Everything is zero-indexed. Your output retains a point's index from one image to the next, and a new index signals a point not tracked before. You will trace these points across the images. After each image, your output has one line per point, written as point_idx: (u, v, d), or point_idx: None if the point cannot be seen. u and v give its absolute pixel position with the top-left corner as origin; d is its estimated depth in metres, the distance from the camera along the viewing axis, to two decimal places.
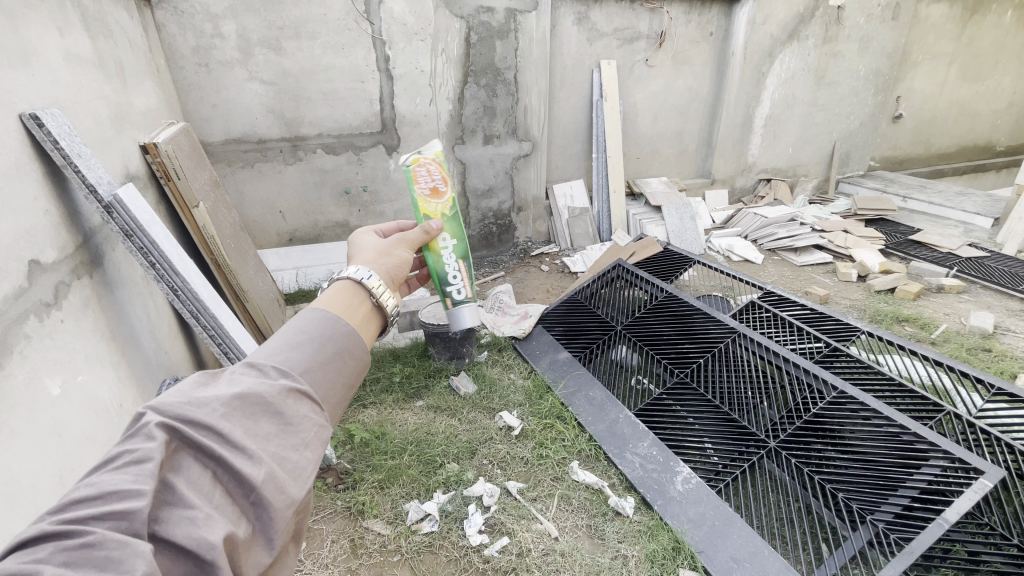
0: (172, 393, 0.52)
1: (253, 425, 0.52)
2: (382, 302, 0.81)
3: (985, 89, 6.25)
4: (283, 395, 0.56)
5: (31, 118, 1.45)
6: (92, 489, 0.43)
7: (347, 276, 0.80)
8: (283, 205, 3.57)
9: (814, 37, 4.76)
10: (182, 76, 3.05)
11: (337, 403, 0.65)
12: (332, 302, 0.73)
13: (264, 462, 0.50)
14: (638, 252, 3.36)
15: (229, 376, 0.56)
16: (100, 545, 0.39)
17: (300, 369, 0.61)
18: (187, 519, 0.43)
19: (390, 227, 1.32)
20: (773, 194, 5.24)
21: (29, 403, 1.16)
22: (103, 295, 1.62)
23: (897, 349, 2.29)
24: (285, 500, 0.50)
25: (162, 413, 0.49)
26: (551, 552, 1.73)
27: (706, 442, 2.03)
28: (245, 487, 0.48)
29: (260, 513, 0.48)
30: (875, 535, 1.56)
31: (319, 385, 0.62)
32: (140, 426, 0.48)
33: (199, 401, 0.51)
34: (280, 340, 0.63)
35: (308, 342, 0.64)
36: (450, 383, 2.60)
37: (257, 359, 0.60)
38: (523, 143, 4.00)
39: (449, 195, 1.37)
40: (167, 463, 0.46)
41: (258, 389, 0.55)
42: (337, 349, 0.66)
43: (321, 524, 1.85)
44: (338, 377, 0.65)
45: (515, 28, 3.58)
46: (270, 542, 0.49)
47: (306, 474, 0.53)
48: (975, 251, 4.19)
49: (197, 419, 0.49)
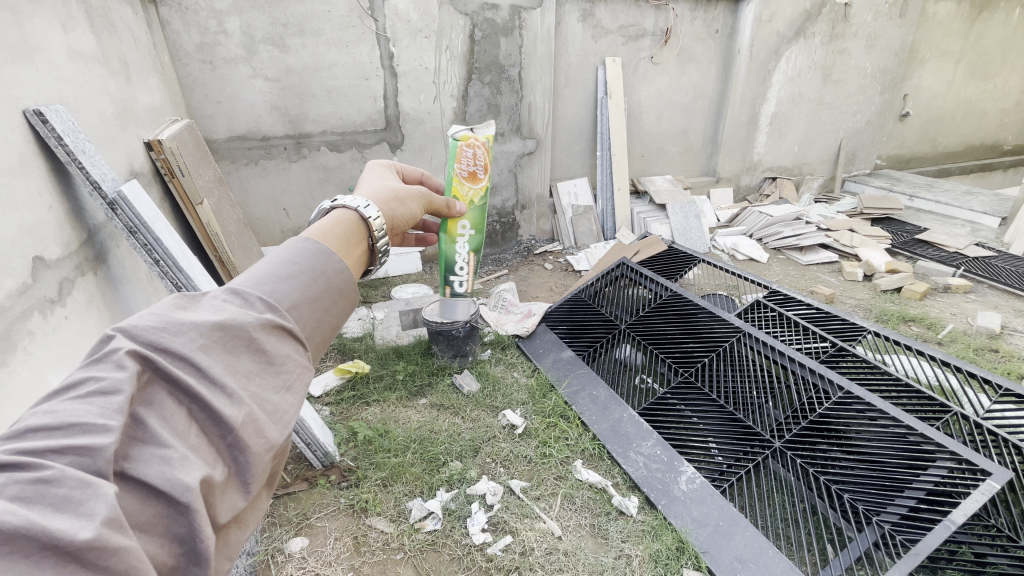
0: (144, 317, 0.47)
1: (234, 360, 0.48)
2: (377, 245, 0.79)
3: (993, 87, 6.18)
4: (267, 330, 0.51)
5: (35, 114, 1.46)
6: (53, 418, 0.39)
7: (351, 207, 0.77)
8: (288, 202, 3.58)
9: (822, 34, 4.71)
10: (187, 74, 3.06)
11: (321, 343, 0.60)
12: (327, 236, 0.69)
13: (245, 402, 0.46)
14: (643, 250, 3.33)
15: (209, 303, 0.51)
16: (57, 482, 0.35)
17: (288, 305, 0.56)
18: (160, 459, 0.39)
19: (415, 171, 1.33)
20: (778, 193, 5.15)
21: (32, 399, 1.16)
22: (107, 290, 1.62)
23: (904, 349, 2.26)
24: (264, 444, 0.46)
25: (133, 339, 0.45)
26: (555, 551, 1.72)
27: (710, 442, 2.02)
28: (223, 428, 0.44)
29: (237, 456, 0.44)
30: (881, 536, 1.54)
31: (305, 323, 0.57)
32: (108, 351, 0.43)
33: (176, 329, 0.46)
34: (266, 271, 0.58)
35: (297, 277, 0.59)
36: (454, 381, 2.59)
37: (239, 288, 0.55)
38: (527, 141, 3.98)
39: (483, 182, 1.49)
40: (137, 396, 0.42)
41: (241, 321, 0.50)
42: (327, 287, 0.61)
43: (324, 521, 1.86)
44: (325, 316, 0.61)
45: (520, 25, 3.56)
46: (245, 486, 0.45)
47: (288, 417, 0.49)
48: (982, 250, 4.15)
49: (172, 349, 0.45)
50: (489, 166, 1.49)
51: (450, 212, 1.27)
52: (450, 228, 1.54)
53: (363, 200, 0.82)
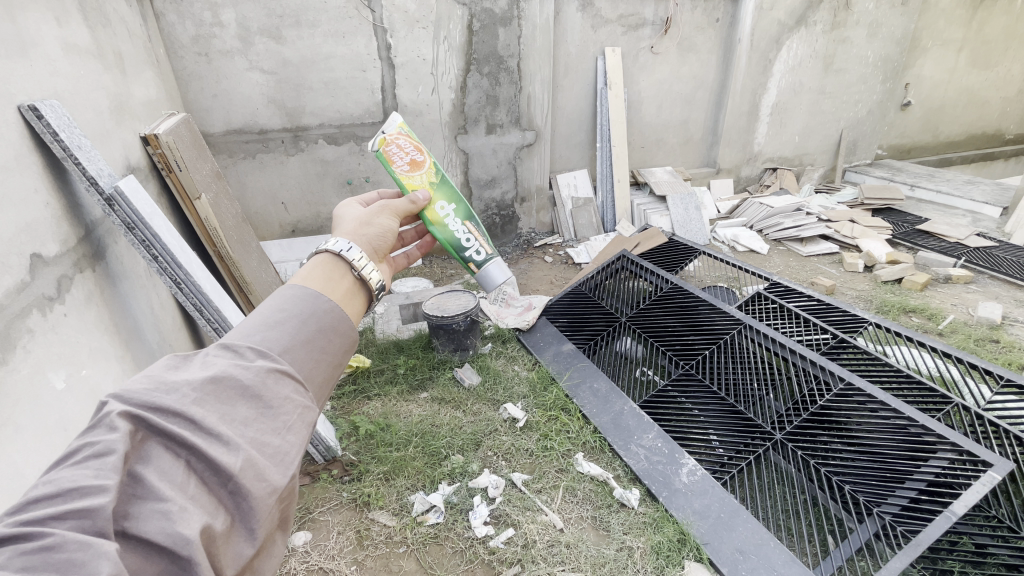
0: (137, 381, 0.47)
1: (229, 410, 0.47)
2: (364, 275, 0.72)
3: (996, 76, 6.12)
4: (262, 376, 0.50)
5: (30, 110, 1.44)
6: (52, 486, 0.39)
7: (326, 249, 0.71)
8: (286, 196, 3.56)
9: (824, 22, 4.65)
10: (182, 66, 3.03)
11: (324, 383, 0.59)
12: (310, 278, 0.66)
13: (243, 449, 0.45)
14: (643, 243, 3.29)
15: (202, 359, 0.51)
16: (59, 547, 0.35)
17: (281, 347, 0.55)
18: (159, 514, 0.39)
19: (369, 194, 1.23)
20: (779, 183, 5.16)
21: (31, 397, 1.14)
22: (105, 287, 1.61)
23: (905, 340, 2.26)
24: (265, 488, 0.45)
25: (126, 401, 0.45)
26: (557, 543, 1.74)
27: (711, 434, 2.03)
28: (222, 476, 0.44)
29: (240, 503, 0.44)
30: (882, 527, 1.55)
31: (303, 364, 0.56)
32: (102, 414, 0.43)
33: (168, 387, 0.46)
34: (256, 320, 0.57)
35: (287, 320, 0.57)
36: (455, 375, 2.58)
37: (231, 341, 0.54)
38: (526, 133, 3.93)
39: (428, 163, 1.35)
40: (132, 454, 0.42)
41: (232, 372, 0.49)
42: (321, 327, 0.59)
43: (326, 515, 1.87)
44: (324, 356, 0.59)
45: (519, 15, 3.51)
46: (251, 533, 0.44)
47: (290, 459, 0.48)
48: (984, 240, 4.14)
49: (165, 406, 0.45)
50: (420, 142, 1.34)
51: (417, 206, 1.14)
52: (431, 218, 1.35)
53: (344, 240, 0.75)
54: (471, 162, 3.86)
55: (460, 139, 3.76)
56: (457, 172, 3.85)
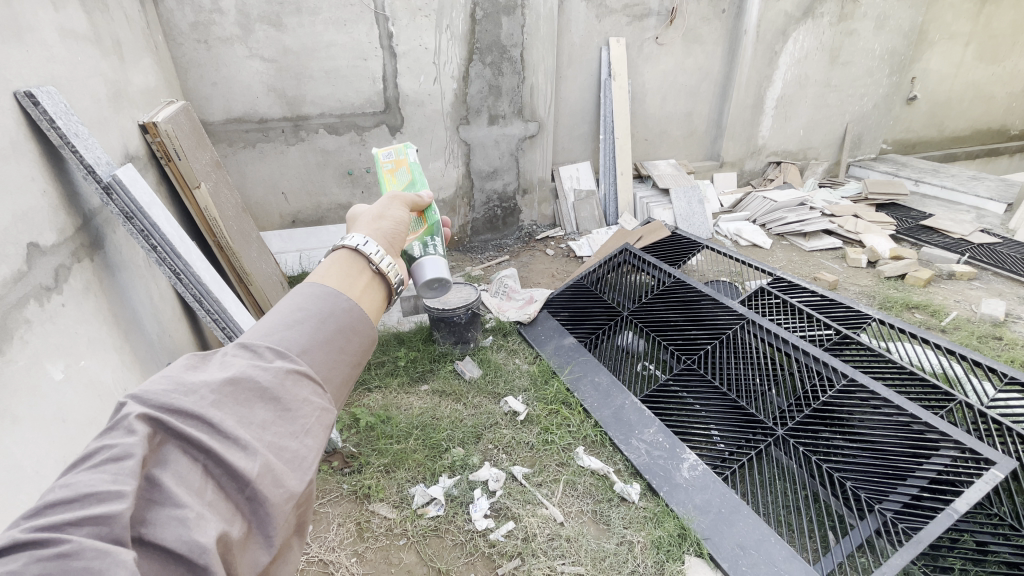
0: (156, 381, 0.46)
1: (247, 412, 0.46)
2: (383, 269, 0.70)
3: (1003, 71, 6.05)
4: (280, 378, 0.49)
5: (26, 96, 1.41)
6: (69, 490, 0.38)
7: (343, 244, 0.70)
8: (286, 186, 3.52)
9: (832, 14, 4.58)
10: (181, 53, 2.98)
11: (342, 383, 0.57)
12: (328, 274, 0.64)
13: (261, 453, 0.44)
14: (646, 236, 3.23)
15: (221, 358, 0.50)
16: (76, 555, 0.34)
17: (300, 348, 0.53)
18: (177, 520, 0.38)
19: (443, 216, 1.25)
20: (783, 176, 5.09)
21: (29, 388, 1.14)
22: (104, 277, 1.59)
23: (908, 337, 2.23)
24: (283, 494, 0.44)
25: (145, 402, 0.44)
26: (557, 537, 1.74)
27: (712, 429, 2.02)
28: (240, 482, 0.43)
29: (257, 509, 0.43)
30: (883, 523, 1.55)
31: (321, 364, 0.54)
32: (119, 417, 0.42)
33: (188, 388, 0.45)
34: (275, 319, 0.56)
35: (306, 319, 0.56)
36: (456, 367, 2.58)
37: (250, 340, 0.53)
38: (529, 124, 3.91)
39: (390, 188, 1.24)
40: (151, 457, 0.41)
41: (251, 373, 0.48)
42: (339, 326, 0.57)
43: (326, 507, 1.87)
44: (342, 356, 0.57)
45: (522, 4, 3.47)
46: (267, 540, 0.43)
47: (307, 464, 0.47)
48: (988, 237, 4.11)
49: (183, 408, 0.44)
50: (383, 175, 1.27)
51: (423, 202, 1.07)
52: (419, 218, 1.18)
53: (361, 234, 0.74)
54: (473, 153, 3.82)
55: (462, 130, 3.71)
56: (459, 164, 3.82)
